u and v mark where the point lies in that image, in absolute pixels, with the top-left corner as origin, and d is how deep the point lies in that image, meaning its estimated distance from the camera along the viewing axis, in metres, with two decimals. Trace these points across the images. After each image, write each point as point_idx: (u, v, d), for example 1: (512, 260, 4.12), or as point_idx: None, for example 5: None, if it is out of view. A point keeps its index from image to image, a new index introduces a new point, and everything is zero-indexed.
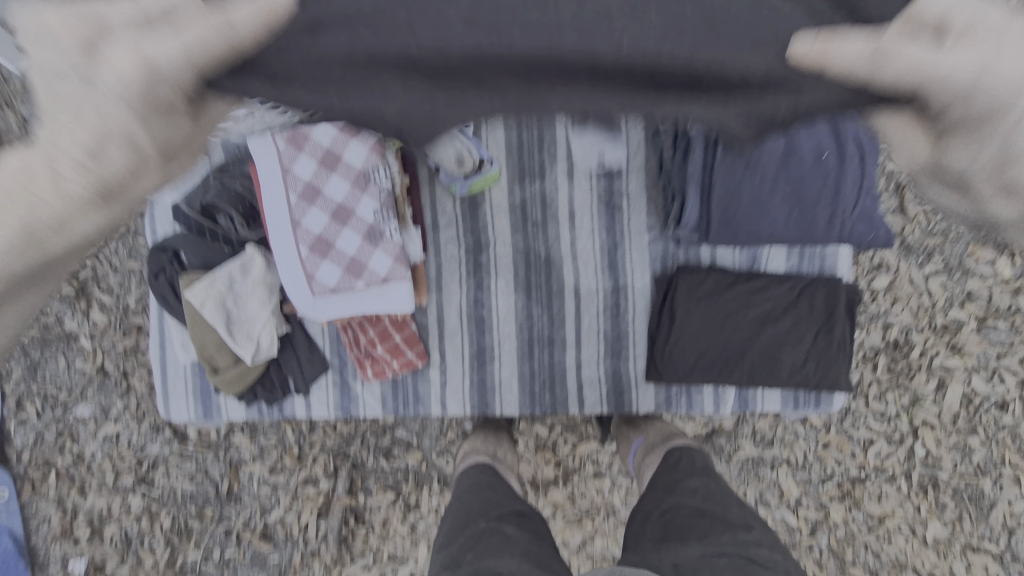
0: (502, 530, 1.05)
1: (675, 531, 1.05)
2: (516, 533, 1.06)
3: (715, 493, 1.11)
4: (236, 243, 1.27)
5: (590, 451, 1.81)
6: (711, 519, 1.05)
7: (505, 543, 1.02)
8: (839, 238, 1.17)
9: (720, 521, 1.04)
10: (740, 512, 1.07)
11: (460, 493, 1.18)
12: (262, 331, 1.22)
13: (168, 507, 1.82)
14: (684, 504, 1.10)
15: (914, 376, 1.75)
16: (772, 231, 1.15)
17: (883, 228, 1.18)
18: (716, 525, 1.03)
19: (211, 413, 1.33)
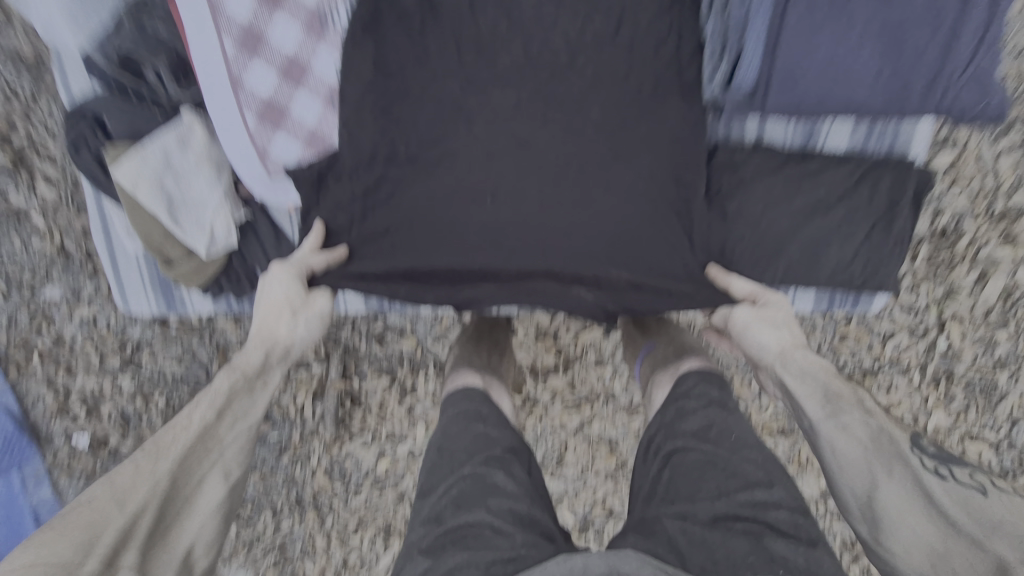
0: (484, 476, 0.87)
1: (684, 480, 0.85)
2: (502, 480, 0.87)
3: (730, 431, 0.90)
4: (168, 105, 1.02)
5: (592, 339, 1.75)
6: (725, 467, 0.85)
7: (484, 494, 0.84)
8: (937, 108, 0.93)
9: (735, 469, 0.84)
10: (763, 461, 0.86)
11: (443, 426, 1.00)
12: (213, 217, 1.02)
13: (161, 387, 1.79)
14: (694, 444, 0.90)
15: (955, 268, 1.61)
16: (847, 97, 0.93)
17: (997, 95, 0.92)
18: (732, 477, 0.83)
19: (176, 306, 1.19)
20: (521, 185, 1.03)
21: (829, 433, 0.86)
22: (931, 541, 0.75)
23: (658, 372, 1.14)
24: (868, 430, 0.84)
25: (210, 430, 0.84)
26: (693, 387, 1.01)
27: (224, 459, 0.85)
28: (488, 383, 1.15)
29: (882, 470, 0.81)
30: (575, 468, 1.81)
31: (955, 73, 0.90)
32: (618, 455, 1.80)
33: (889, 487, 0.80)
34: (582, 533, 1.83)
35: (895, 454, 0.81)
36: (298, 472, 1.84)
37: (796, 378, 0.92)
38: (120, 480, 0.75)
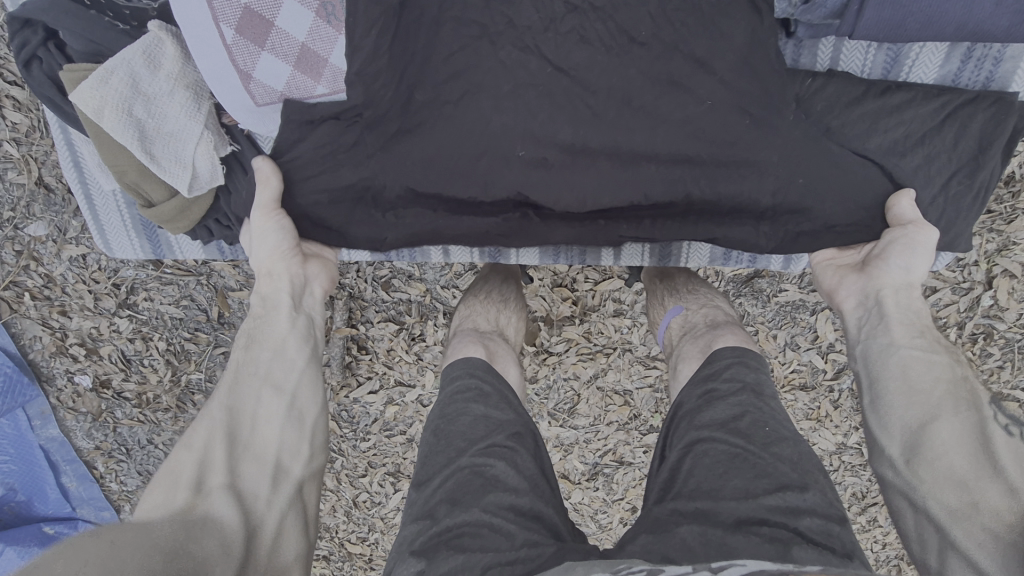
0: (484, 471, 0.83)
1: (707, 474, 0.78)
2: (503, 474, 0.84)
3: (764, 423, 0.82)
4: (129, 14, 0.86)
5: (612, 289, 1.65)
6: (754, 463, 0.77)
7: (482, 491, 0.81)
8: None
9: (765, 467, 0.77)
10: (798, 460, 0.78)
11: (441, 405, 0.96)
12: (194, 151, 0.88)
13: (159, 330, 1.72)
14: (720, 435, 0.82)
15: (1014, 220, 1.47)
16: (963, 7, 0.77)
17: None
18: (759, 475, 0.76)
19: (162, 251, 1.08)
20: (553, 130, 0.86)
21: (907, 357, 0.79)
22: (958, 471, 0.70)
23: (684, 342, 1.07)
24: (948, 372, 0.78)
25: (245, 365, 0.84)
26: (725, 369, 0.91)
27: (270, 374, 0.84)
28: (496, 356, 1.10)
29: (948, 406, 0.75)
30: (587, 418, 1.76)
31: None
32: (632, 407, 1.75)
33: (948, 424, 0.73)
34: (591, 480, 1.82)
35: (962, 396, 0.76)
36: None
37: (897, 307, 0.83)
38: (172, 471, 0.72)
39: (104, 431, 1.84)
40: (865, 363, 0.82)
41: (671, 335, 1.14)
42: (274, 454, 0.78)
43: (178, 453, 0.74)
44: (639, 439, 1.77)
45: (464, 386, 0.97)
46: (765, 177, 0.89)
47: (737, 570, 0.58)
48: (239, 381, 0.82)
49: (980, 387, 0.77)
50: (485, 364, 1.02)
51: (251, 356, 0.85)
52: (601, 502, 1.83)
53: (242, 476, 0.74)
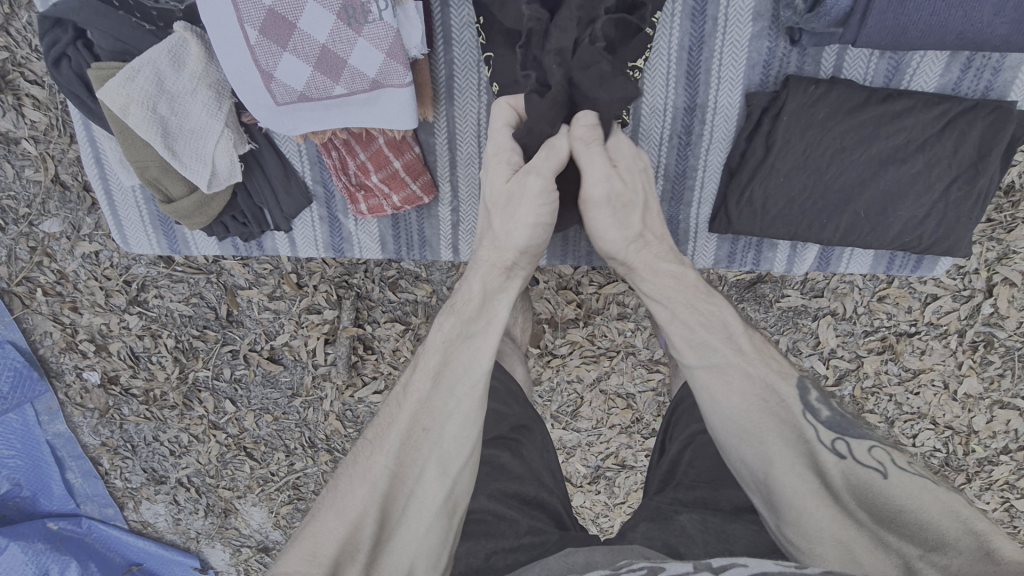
0: (490, 462, 0.86)
1: (712, 467, 0.84)
2: (508, 464, 0.86)
3: None
4: (156, 14, 0.88)
5: (616, 292, 1.66)
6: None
7: (488, 478, 0.83)
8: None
9: None
10: None
11: None
12: (214, 148, 0.91)
13: (168, 327, 1.74)
14: None
15: (1013, 229, 1.49)
16: (964, 16, 0.79)
17: None
18: None
19: (178, 246, 1.10)
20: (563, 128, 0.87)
21: (702, 376, 0.79)
22: (805, 508, 0.70)
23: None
24: (753, 385, 0.77)
25: (435, 397, 0.75)
26: None
27: (442, 445, 0.73)
28: (503, 354, 1.12)
29: (774, 433, 0.74)
30: (590, 421, 1.77)
31: None
32: (634, 410, 1.76)
33: (783, 453, 0.73)
34: (593, 483, 1.83)
35: (782, 416, 0.75)
36: (310, 415, 1.81)
37: (676, 331, 0.82)
38: (343, 496, 0.69)
39: (110, 427, 1.85)
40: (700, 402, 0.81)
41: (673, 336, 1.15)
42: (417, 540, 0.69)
43: (352, 476, 0.70)
44: (641, 442, 1.78)
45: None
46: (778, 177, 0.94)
47: (739, 573, 0.58)
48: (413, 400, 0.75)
49: (786, 382, 0.77)
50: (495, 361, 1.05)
51: (427, 364, 0.78)
52: (602, 505, 1.84)
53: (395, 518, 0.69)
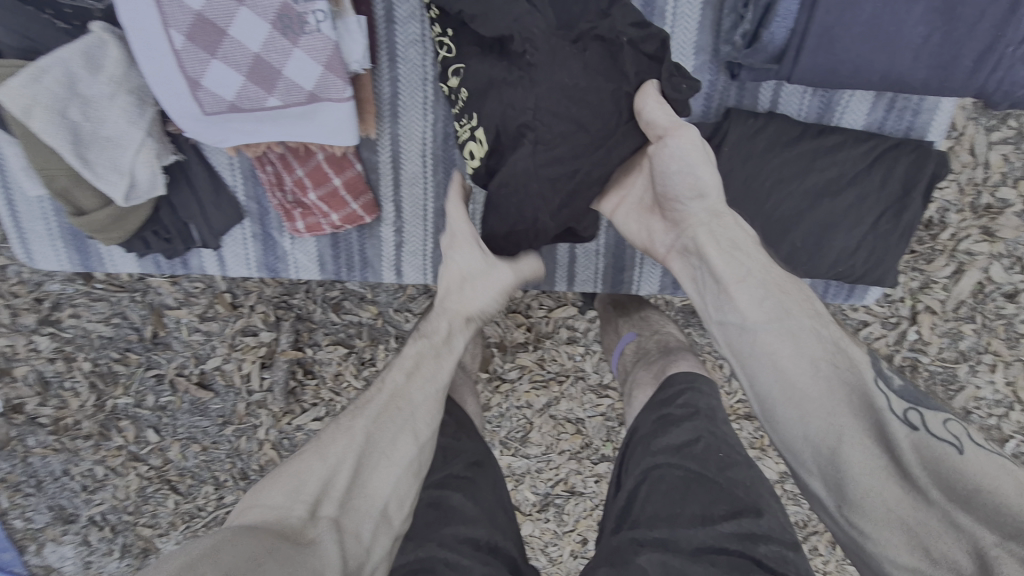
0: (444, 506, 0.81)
1: (668, 499, 0.78)
2: (461, 505, 0.82)
3: (717, 448, 0.83)
4: (70, 11, 0.82)
5: (566, 316, 1.65)
6: (710, 489, 0.78)
7: (440, 523, 0.79)
8: (989, 87, 0.83)
9: (721, 490, 0.77)
10: (752, 482, 0.80)
11: None
12: (133, 158, 0.84)
13: (84, 350, 1.60)
14: (676, 461, 0.82)
15: (934, 260, 1.58)
16: (887, 59, 0.83)
17: None
18: (718, 494, 0.77)
19: (91, 263, 1.01)
20: (550, 116, 0.84)
21: (769, 339, 0.77)
22: (871, 481, 0.69)
23: (638, 369, 1.07)
24: (821, 347, 0.76)
25: (408, 388, 0.85)
26: (679, 395, 0.92)
27: (409, 425, 0.82)
28: (452, 384, 1.08)
29: (841, 397, 0.73)
30: (539, 447, 1.74)
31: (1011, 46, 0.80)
32: (584, 435, 1.74)
33: (846, 420, 0.72)
34: (542, 512, 1.78)
35: (850, 381, 0.73)
36: (242, 444, 1.68)
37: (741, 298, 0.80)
38: (325, 447, 0.77)
39: (11, 461, 1.67)
40: (739, 359, 0.80)
41: (624, 362, 1.15)
42: (384, 505, 0.75)
43: (332, 436, 0.78)
44: (591, 469, 1.76)
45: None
46: None
47: None
48: (391, 389, 0.84)
49: (854, 348, 0.77)
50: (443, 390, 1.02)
51: (404, 364, 0.87)
52: (552, 535, 1.79)
53: (370, 474, 0.76)
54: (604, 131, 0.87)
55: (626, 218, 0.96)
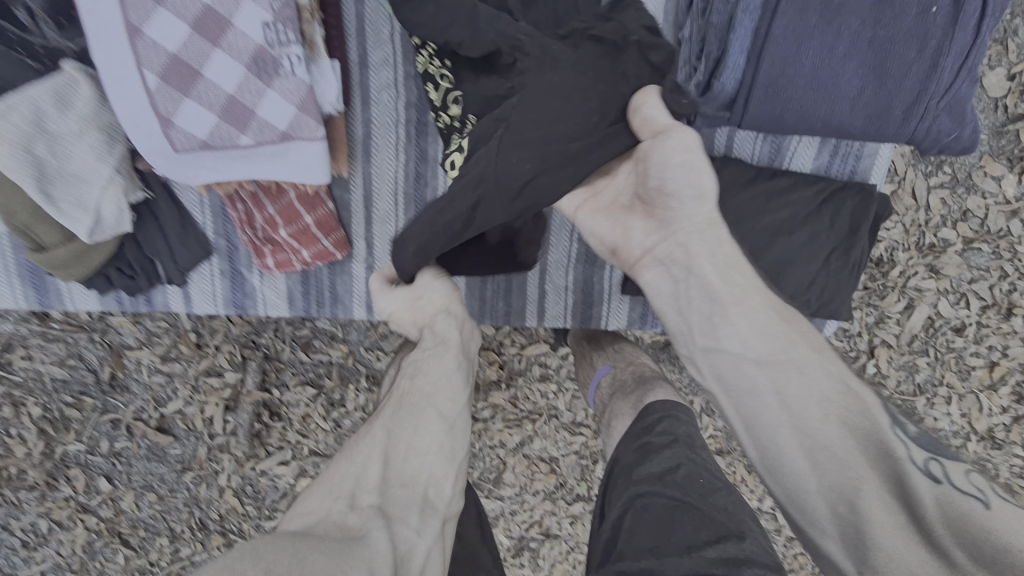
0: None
1: (648, 529, 0.75)
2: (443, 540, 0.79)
3: (697, 474, 0.80)
4: (42, 50, 0.81)
5: (538, 353, 1.65)
6: (694, 515, 0.74)
7: None
8: (919, 134, 0.90)
9: (705, 518, 0.73)
10: (734, 508, 0.76)
11: None
12: (99, 195, 0.84)
13: (35, 393, 1.53)
14: (659, 489, 0.79)
15: (886, 296, 1.66)
16: (827, 109, 0.89)
17: (971, 132, 0.91)
18: (700, 521, 0.73)
19: (50, 301, 0.98)
20: (526, 111, 0.84)
21: (774, 374, 0.75)
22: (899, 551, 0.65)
23: (617, 400, 1.05)
24: (831, 384, 0.74)
25: (419, 384, 0.84)
26: (658, 422, 0.91)
27: (434, 406, 0.81)
28: None
29: (854, 442, 0.70)
30: (513, 488, 1.71)
31: (935, 97, 0.86)
32: (558, 475, 1.71)
33: (862, 464, 0.69)
34: (516, 556, 1.74)
35: (861, 424, 0.71)
36: (202, 492, 1.61)
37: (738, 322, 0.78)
38: (351, 460, 0.76)
39: None
40: (735, 395, 0.78)
41: (601, 395, 1.13)
42: (428, 482, 0.74)
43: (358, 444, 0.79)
44: (566, 510, 1.73)
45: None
46: None
47: None
48: (406, 392, 0.84)
49: (865, 389, 0.74)
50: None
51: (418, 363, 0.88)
52: None
53: (405, 467, 0.75)
54: (586, 126, 0.84)
55: (597, 220, 0.91)
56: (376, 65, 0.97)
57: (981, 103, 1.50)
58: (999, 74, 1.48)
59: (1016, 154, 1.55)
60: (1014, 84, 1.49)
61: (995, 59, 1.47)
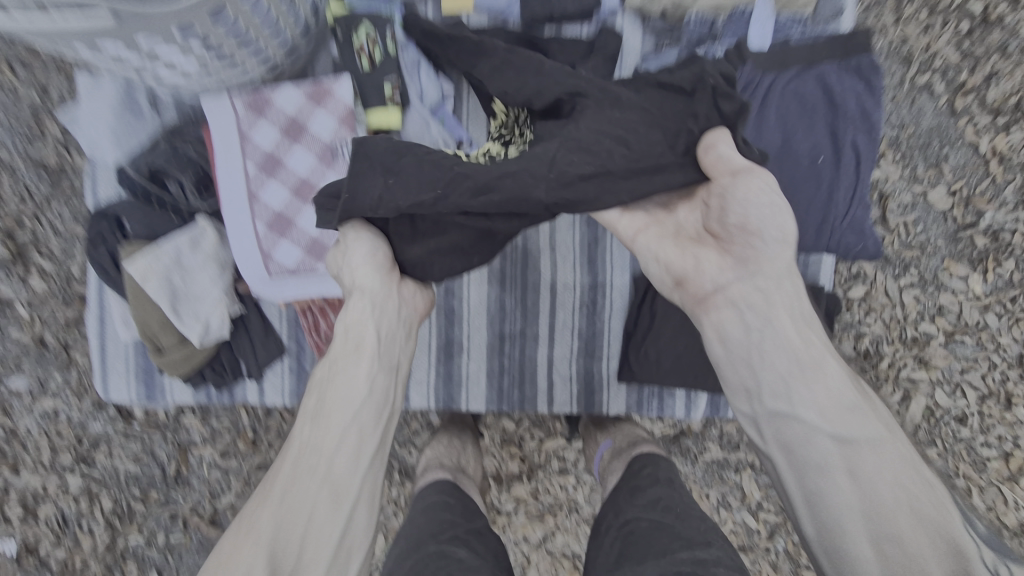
0: (447, 554, 0.94)
1: (634, 544, 0.90)
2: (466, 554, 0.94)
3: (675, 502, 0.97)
4: (185, 211, 1.16)
5: (556, 447, 1.78)
6: (671, 528, 0.90)
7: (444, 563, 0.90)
8: (830, 247, 1.15)
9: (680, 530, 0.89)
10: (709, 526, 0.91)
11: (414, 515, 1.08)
12: (210, 310, 1.12)
13: (109, 488, 1.72)
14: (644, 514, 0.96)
15: (880, 387, 1.77)
16: None
17: (874, 241, 1.15)
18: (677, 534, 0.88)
19: (155, 395, 1.23)
20: (602, 120, 0.98)
21: (846, 449, 0.82)
22: None
23: (615, 463, 1.20)
24: (898, 464, 0.82)
25: (321, 416, 0.92)
26: (644, 469, 1.09)
27: (344, 410, 0.92)
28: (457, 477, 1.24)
29: (921, 516, 0.78)
30: None
31: (838, 218, 1.12)
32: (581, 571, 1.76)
33: (925, 534, 0.77)
34: None
35: (929, 499, 0.80)
36: None
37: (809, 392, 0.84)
38: (256, 513, 0.85)
39: None
40: (808, 468, 0.84)
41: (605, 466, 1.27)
42: (340, 484, 0.88)
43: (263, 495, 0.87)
44: None
45: (425, 495, 1.13)
46: (666, 338, 1.20)
47: None
48: (307, 427, 0.92)
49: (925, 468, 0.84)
50: (447, 482, 1.19)
51: (325, 394, 0.94)
52: None
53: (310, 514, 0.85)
54: (655, 150, 0.97)
55: (670, 249, 0.99)
56: None
57: (932, 215, 1.71)
58: (943, 191, 1.70)
59: (976, 256, 1.73)
60: (956, 199, 1.70)
61: (935, 179, 1.70)
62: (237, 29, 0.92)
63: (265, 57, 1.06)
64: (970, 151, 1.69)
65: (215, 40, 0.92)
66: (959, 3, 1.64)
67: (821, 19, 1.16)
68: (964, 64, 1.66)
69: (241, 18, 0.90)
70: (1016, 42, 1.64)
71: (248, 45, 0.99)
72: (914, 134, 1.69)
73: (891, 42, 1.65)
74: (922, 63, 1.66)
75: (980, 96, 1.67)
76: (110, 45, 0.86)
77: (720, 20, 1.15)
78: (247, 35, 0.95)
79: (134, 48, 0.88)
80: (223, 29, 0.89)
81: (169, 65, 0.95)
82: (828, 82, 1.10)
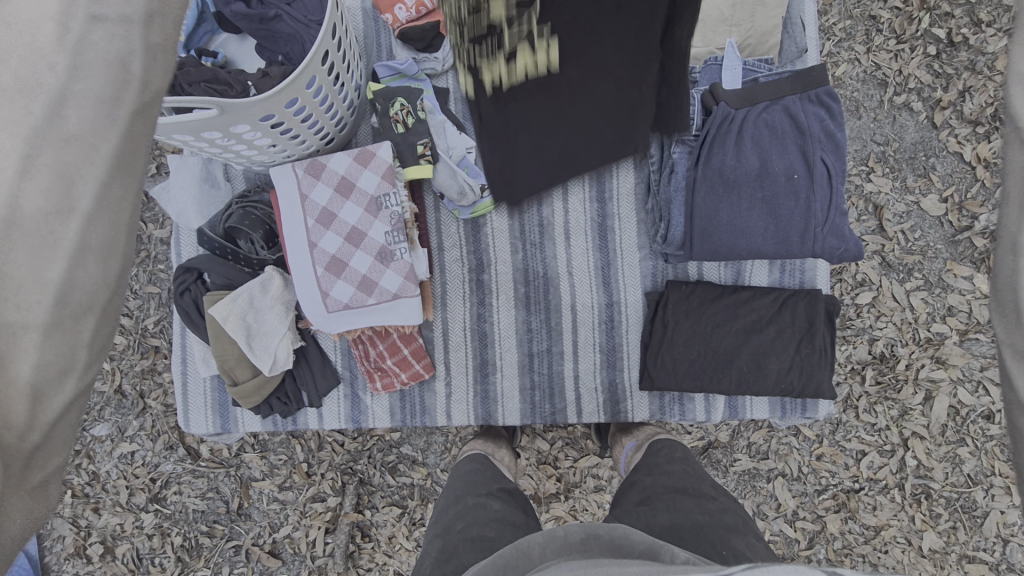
0: (483, 505, 1.10)
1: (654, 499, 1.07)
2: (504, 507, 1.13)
3: (687, 469, 1.15)
4: (255, 262, 1.36)
5: (589, 465, 1.87)
6: (684, 490, 1.08)
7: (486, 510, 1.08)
8: (817, 250, 1.23)
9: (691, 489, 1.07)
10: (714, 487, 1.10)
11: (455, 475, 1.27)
12: (278, 344, 1.30)
13: (178, 524, 1.87)
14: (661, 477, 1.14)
15: (901, 389, 1.82)
16: (747, 249, 1.26)
17: (855, 244, 1.24)
18: (688, 495, 1.06)
19: (229, 425, 1.39)
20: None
21: None
22: None
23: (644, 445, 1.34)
24: None
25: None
26: (662, 442, 1.28)
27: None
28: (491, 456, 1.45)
29: None
30: None
31: (818, 227, 1.22)
32: None
33: None
34: None
35: None
36: None
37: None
38: None
39: None
40: None
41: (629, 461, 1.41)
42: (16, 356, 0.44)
43: None
44: None
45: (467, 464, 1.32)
46: (680, 345, 1.33)
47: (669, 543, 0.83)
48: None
49: None
50: (482, 456, 1.37)
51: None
52: None
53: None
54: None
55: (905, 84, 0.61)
56: (445, 231, 1.44)
57: (928, 220, 1.81)
58: (935, 198, 1.81)
59: (977, 256, 1.81)
60: (949, 204, 1.81)
61: (926, 187, 1.81)
62: (301, 109, 1.15)
63: (321, 131, 1.28)
64: (955, 160, 1.81)
65: (285, 122, 1.15)
66: (924, 30, 1.81)
67: (787, 59, 1.37)
68: (937, 82, 1.81)
69: (306, 102, 1.14)
70: (983, 60, 1.79)
71: (309, 122, 1.21)
72: (899, 149, 1.82)
73: (866, 69, 1.82)
74: (897, 85, 1.81)
75: (957, 110, 1.80)
76: (209, 135, 1.08)
77: (697, 69, 1.33)
78: (309, 113, 1.18)
79: (228, 135, 1.11)
80: (292, 111, 1.12)
81: (249, 145, 1.17)
82: (793, 112, 1.24)
